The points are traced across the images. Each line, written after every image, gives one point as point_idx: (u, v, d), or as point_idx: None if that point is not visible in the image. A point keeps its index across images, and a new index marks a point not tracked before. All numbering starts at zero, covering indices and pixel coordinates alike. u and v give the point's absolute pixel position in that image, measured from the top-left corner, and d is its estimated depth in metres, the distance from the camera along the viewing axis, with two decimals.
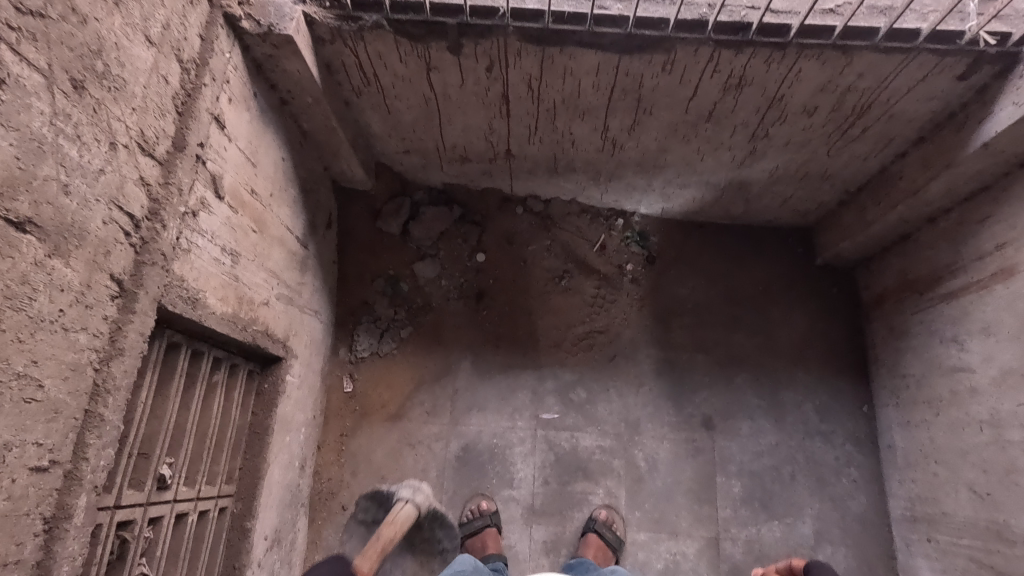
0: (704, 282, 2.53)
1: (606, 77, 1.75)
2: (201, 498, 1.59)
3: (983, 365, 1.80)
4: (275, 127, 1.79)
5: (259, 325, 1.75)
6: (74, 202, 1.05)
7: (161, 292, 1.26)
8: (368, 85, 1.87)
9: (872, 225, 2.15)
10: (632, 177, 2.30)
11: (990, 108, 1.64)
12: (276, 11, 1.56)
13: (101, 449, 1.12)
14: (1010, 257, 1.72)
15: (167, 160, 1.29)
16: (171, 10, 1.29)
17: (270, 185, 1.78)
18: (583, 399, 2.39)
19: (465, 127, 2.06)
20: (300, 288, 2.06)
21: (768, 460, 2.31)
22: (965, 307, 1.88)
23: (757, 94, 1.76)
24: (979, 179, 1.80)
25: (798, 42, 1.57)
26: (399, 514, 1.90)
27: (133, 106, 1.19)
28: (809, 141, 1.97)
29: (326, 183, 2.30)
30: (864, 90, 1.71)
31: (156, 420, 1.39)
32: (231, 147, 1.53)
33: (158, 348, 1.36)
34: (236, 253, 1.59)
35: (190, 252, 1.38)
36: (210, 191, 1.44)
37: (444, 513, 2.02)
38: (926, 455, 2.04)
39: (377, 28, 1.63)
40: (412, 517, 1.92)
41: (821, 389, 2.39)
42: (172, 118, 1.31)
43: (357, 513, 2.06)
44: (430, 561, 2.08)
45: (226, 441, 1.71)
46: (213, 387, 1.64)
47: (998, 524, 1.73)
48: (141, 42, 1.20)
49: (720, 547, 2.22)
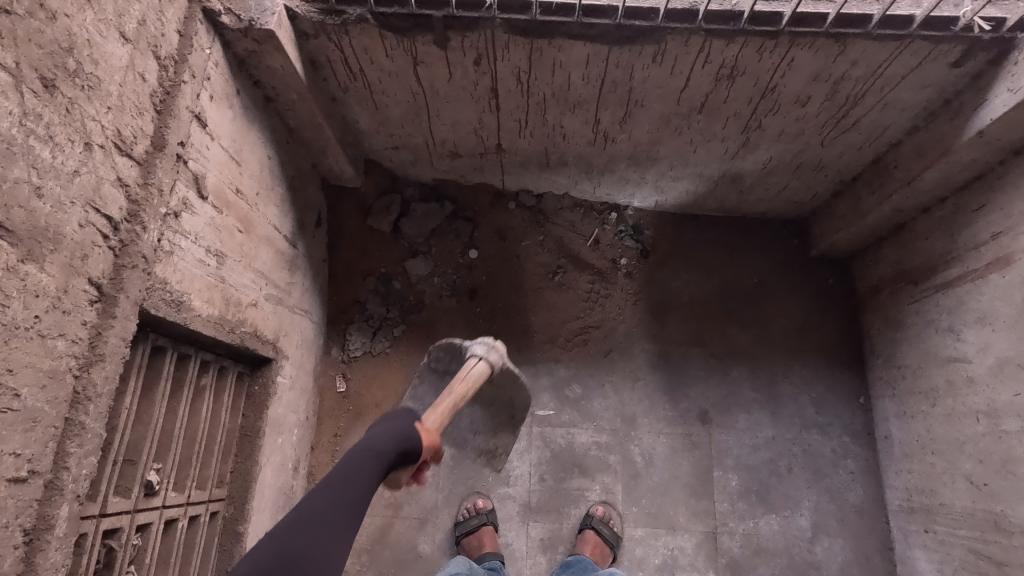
0: (698, 276, 2.51)
1: (596, 69, 1.72)
2: (191, 503, 1.56)
3: (980, 355, 1.79)
4: (260, 125, 1.76)
5: (248, 327, 1.72)
6: (48, 205, 1.02)
7: (143, 296, 1.24)
8: (355, 81, 1.83)
9: (867, 215, 2.14)
10: (625, 170, 2.28)
11: (985, 95, 1.62)
12: (256, 5, 1.53)
13: (83, 458, 1.10)
14: (1006, 246, 1.70)
15: (146, 160, 1.26)
16: (147, 5, 1.26)
17: (256, 183, 1.74)
18: (579, 395, 2.37)
19: (454, 121, 2.03)
20: (290, 288, 2.03)
21: (765, 453, 2.30)
22: (961, 297, 1.87)
23: (749, 84, 1.74)
24: (973, 168, 1.78)
25: (791, 30, 1.53)
26: (471, 373, 1.49)
27: (109, 105, 1.15)
28: (803, 131, 1.94)
29: (314, 181, 2.27)
30: (858, 78, 1.69)
31: (142, 426, 1.37)
32: (214, 146, 1.49)
33: (142, 353, 1.33)
34: (221, 254, 1.56)
35: (172, 254, 1.34)
36: (192, 191, 1.41)
37: (518, 375, 1.62)
38: (923, 446, 2.03)
39: (361, 22, 1.59)
40: (484, 378, 1.51)
41: (817, 381, 2.38)
42: (151, 117, 1.28)
43: (428, 361, 1.68)
44: (502, 426, 1.72)
45: (216, 445, 1.68)
46: (201, 390, 1.61)
47: (995, 515, 1.72)
48: (116, 39, 1.17)
49: (717, 541, 2.21)
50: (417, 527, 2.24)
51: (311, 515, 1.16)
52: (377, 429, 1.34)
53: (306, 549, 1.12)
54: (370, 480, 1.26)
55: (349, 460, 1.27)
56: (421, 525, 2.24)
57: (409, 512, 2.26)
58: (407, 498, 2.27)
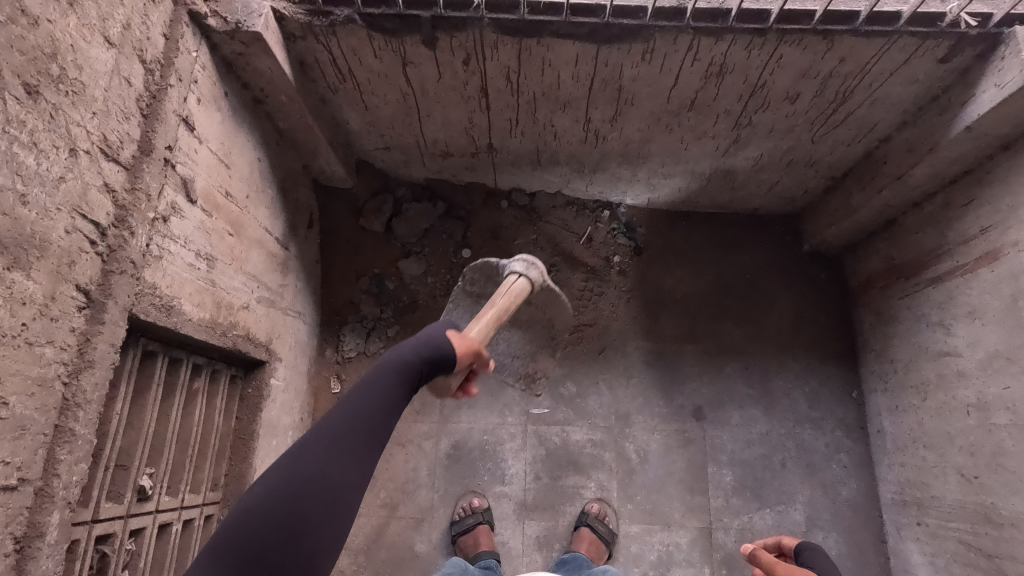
0: (691, 273, 2.51)
1: (586, 68, 1.72)
2: (185, 507, 1.56)
3: (970, 348, 1.80)
4: (249, 127, 1.75)
5: (240, 330, 1.71)
6: (33, 212, 1.01)
7: (132, 302, 1.23)
8: (344, 81, 1.83)
9: (858, 210, 2.14)
10: (617, 167, 2.28)
11: (973, 90, 1.62)
12: (243, 7, 1.52)
13: (73, 464, 1.09)
14: (995, 240, 1.71)
15: (133, 165, 1.26)
16: (131, 9, 1.25)
17: (246, 186, 1.74)
18: (573, 393, 2.38)
19: (445, 121, 2.02)
20: (282, 290, 2.03)
21: (759, 448, 2.32)
22: (951, 291, 1.87)
23: (738, 81, 1.74)
24: (962, 163, 1.78)
25: (779, 27, 1.54)
26: (512, 288, 1.53)
27: (94, 110, 1.15)
28: (794, 127, 1.95)
29: (305, 182, 2.26)
30: (846, 75, 1.69)
31: (134, 431, 1.36)
32: (202, 149, 1.49)
33: (133, 358, 1.33)
34: (212, 257, 1.55)
35: (162, 258, 1.34)
36: (180, 195, 1.40)
37: (555, 294, 1.73)
38: (916, 439, 2.05)
39: (349, 23, 1.59)
40: (524, 295, 1.56)
41: (810, 376, 2.39)
42: (138, 121, 1.27)
43: (463, 284, 1.74)
44: (540, 347, 1.95)
45: (209, 448, 1.68)
46: (194, 394, 1.61)
47: (986, 507, 1.73)
48: (101, 44, 1.16)
49: (712, 537, 2.22)
50: (413, 527, 2.24)
51: (336, 429, 1.07)
52: (408, 340, 1.23)
53: (331, 467, 1.03)
54: (398, 393, 1.15)
55: (375, 372, 1.16)
56: (417, 524, 2.25)
57: (405, 512, 2.26)
58: (403, 498, 2.28)
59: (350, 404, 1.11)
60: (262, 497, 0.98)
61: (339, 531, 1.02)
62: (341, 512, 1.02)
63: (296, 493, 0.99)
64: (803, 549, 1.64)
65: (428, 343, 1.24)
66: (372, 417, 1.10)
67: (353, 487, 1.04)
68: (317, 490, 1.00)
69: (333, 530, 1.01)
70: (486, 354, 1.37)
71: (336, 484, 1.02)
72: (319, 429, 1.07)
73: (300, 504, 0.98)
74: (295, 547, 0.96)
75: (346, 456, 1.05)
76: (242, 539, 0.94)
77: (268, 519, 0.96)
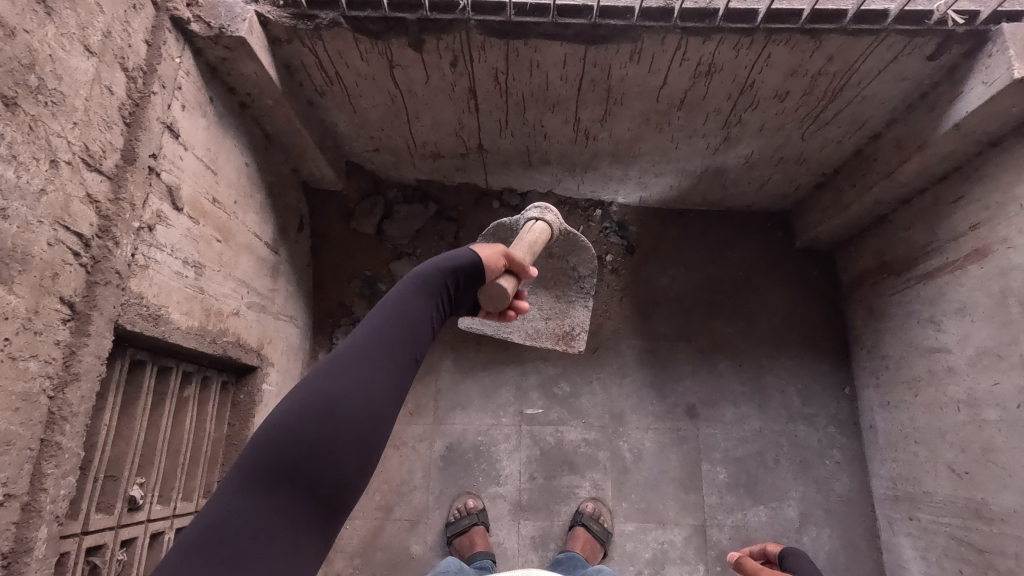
0: (684, 270, 2.51)
1: (574, 69, 1.71)
2: (177, 515, 1.56)
3: (959, 345, 1.81)
4: (235, 132, 1.73)
5: (230, 336, 1.71)
6: (14, 226, 1.00)
7: (118, 313, 1.22)
8: (331, 84, 1.81)
9: (849, 207, 2.14)
10: (608, 167, 2.27)
11: (961, 87, 1.62)
12: (226, 12, 1.51)
13: (60, 478, 1.09)
14: (984, 237, 1.72)
15: (116, 174, 1.24)
16: (112, 16, 1.24)
17: (233, 191, 1.73)
18: (567, 393, 2.38)
19: (434, 123, 2.01)
20: (273, 294, 2.02)
21: (753, 445, 2.32)
22: (941, 287, 1.88)
23: (727, 80, 1.73)
24: (951, 159, 1.79)
25: (767, 27, 1.53)
26: (534, 229, 1.67)
27: (75, 121, 1.14)
28: (783, 125, 1.94)
29: (295, 185, 2.25)
30: (834, 73, 1.69)
31: (123, 441, 1.36)
32: (188, 156, 1.48)
33: (120, 369, 1.32)
34: (199, 265, 1.54)
35: (148, 268, 1.33)
36: (166, 203, 1.39)
37: (575, 236, 1.92)
38: (907, 435, 2.06)
39: (334, 26, 1.57)
40: (547, 237, 1.68)
41: (803, 373, 2.39)
42: (120, 130, 1.26)
43: None
44: (570, 298, 2.03)
45: (201, 455, 1.68)
46: (184, 402, 1.60)
47: (976, 502, 1.75)
48: (80, 52, 1.15)
49: (706, 534, 2.23)
50: (409, 529, 2.25)
51: (357, 350, 1.06)
52: (423, 266, 1.25)
53: (354, 384, 1.01)
54: (416, 316, 1.15)
55: (392, 298, 1.17)
56: (413, 526, 2.25)
57: (400, 514, 2.26)
58: (398, 500, 2.28)
59: (369, 327, 1.10)
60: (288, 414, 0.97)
61: (368, 448, 1.00)
62: (368, 428, 1.00)
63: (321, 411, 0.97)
64: (786, 554, 1.67)
65: (443, 268, 1.25)
66: (391, 337, 1.09)
67: (378, 404, 1.02)
68: (341, 407, 0.98)
69: (361, 445, 0.99)
70: (521, 259, 1.42)
71: (360, 401, 1.00)
72: (341, 352, 1.06)
73: (324, 420, 0.97)
74: (324, 461, 0.94)
75: (370, 373, 1.04)
76: (270, 456, 0.93)
77: (295, 435, 0.95)
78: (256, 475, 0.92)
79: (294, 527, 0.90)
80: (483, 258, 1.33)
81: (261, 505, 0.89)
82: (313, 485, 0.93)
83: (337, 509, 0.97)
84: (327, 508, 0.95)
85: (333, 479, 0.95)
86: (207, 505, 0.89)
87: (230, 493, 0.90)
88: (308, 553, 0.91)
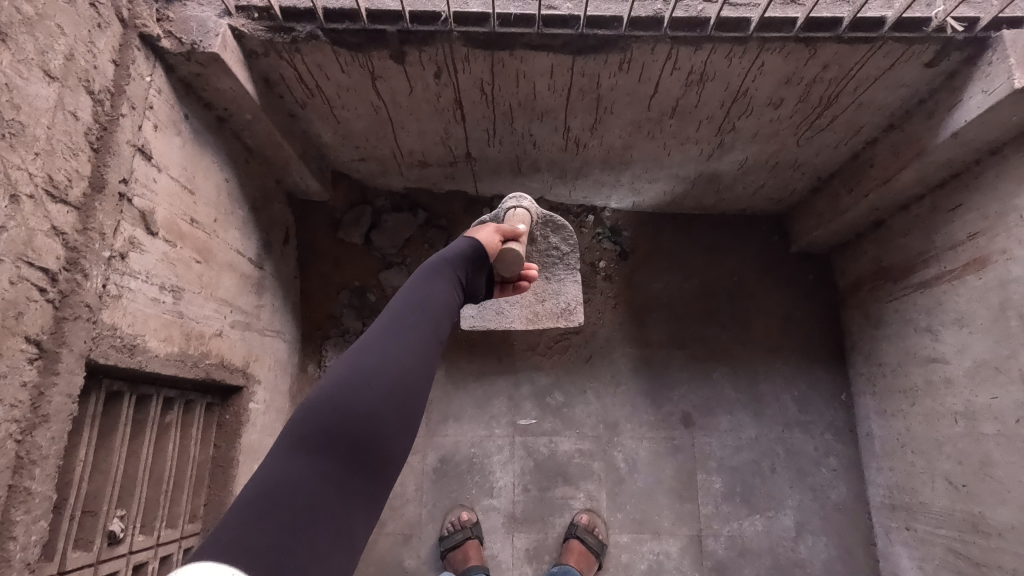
0: (678, 276, 2.47)
1: (562, 79, 1.66)
2: (161, 544, 1.52)
3: (957, 356, 1.78)
4: (213, 148, 1.68)
5: (213, 358, 1.66)
6: None
7: (90, 348, 1.18)
8: (312, 96, 1.76)
9: (845, 213, 2.10)
10: (600, 173, 2.22)
11: (960, 95, 1.57)
12: (198, 26, 1.45)
13: (31, 524, 1.05)
14: (983, 247, 1.68)
15: (84, 204, 1.20)
16: (75, 38, 1.19)
17: (213, 209, 1.68)
18: (561, 403, 2.35)
19: (420, 132, 1.96)
20: (258, 311, 1.97)
21: (748, 453, 2.30)
22: (939, 296, 1.84)
23: (720, 88, 1.68)
24: (950, 167, 1.74)
25: (759, 35, 1.48)
26: (515, 216, 1.71)
27: (36, 151, 1.09)
28: (778, 132, 1.89)
29: (279, 197, 2.20)
30: (830, 81, 1.64)
31: (101, 475, 1.32)
32: (161, 177, 1.43)
33: (95, 403, 1.28)
34: (178, 288, 1.50)
35: (122, 297, 1.28)
36: (139, 229, 1.34)
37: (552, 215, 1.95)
38: (903, 444, 2.03)
39: (312, 39, 1.52)
40: (529, 220, 1.72)
41: (799, 379, 2.36)
42: (87, 157, 1.21)
43: None
44: (560, 279, 2.09)
45: (186, 479, 1.64)
46: (166, 428, 1.56)
47: (974, 515, 1.72)
48: (40, 78, 1.10)
49: (702, 544, 2.21)
50: (402, 543, 2.22)
51: (389, 325, 1.09)
52: (439, 253, 1.32)
53: (384, 355, 1.04)
54: (440, 294, 1.20)
55: (410, 284, 1.22)
56: (406, 540, 2.22)
57: (393, 528, 2.24)
58: (390, 514, 2.25)
59: (397, 306, 1.14)
60: (325, 387, 0.99)
61: (409, 410, 1.02)
62: (402, 396, 1.01)
63: (353, 380, 0.98)
64: None
65: (456, 256, 1.33)
66: (418, 312, 1.13)
67: (407, 374, 1.04)
68: (374, 375, 1.00)
69: (401, 413, 1.01)
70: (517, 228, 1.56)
71: (397, 368, 1.03)
72: (372, 330, 1.09)
73: (365, 387, 0.98)
74: (362, 425, 0.95)
75: (398, 345, 1.06)
76: (315, 423, 0.94)
77: (337, 402, 0.96)
78: (300, 444, 0.92)
79: (344, 486, 0.90)
80: (485, 236, 1.45)
81: (306, 469, 0.89)
82: (356, 447, 0.93)
83: (380, 477, 0.96)
84: (373, 476, 0.95)
85: (373, 442, 0.95)
86: (252, 476, 0.89)
87: (275, 462, 0.90)
88: (354, 518, 0.90)
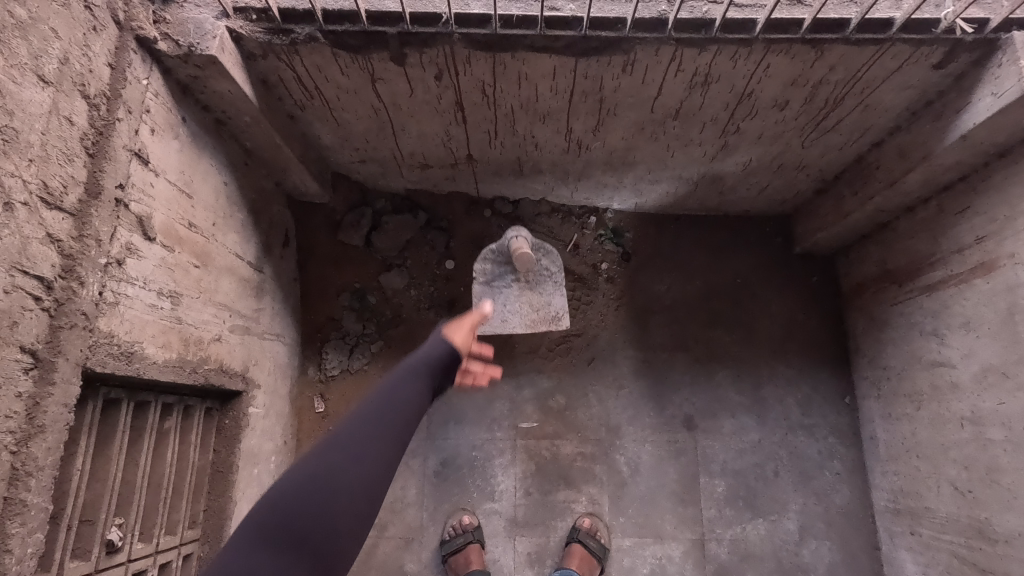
0: (681, 278, 2.46)
1: (564, 81, 1.64)
2: (161, 551, 1.51)
3: (964, 360, 1.76)
4: (211, 151, 1.66)
5: (212, 363, 1.65)
6: None
7: (86, 356, 1.17)
8: (311, 98, 1.74)
9: (850, 216, 2.08)
10: (602, 175, 2.20)
11: (969, 97, 1.55)
12: (196, 28, 1.43)
13: (27, 536, 1.04)
14: (990, 250, 1.66)
15: (80, 211, 1.18)
16: (69, 41, 1.17)
17: (211, 213, 1.66)
18: (563, 406, 2.33)
19: (420, 134, 1.94)
20: (258, 314, 1.96)
21: (752, 457, 2.28)
22: (945, 300, 1.82)
23: (724, 90, 1.66)
24: (957, 170, 1.72)
25: (765, 37, 1.46)
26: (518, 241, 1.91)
27: (30, 157, 1.07)
28: (783, 134, 1.87)
29: (279, 199, 2.18)
30: (836, 82, 1.62)
31: (99, 484, 1.31)
32: (159, 182, 1.41)
33: (92, 411, 1.27)
34: (176, 294, 1.48)
35: (119, 304, 1.27)
36: (137, 235, 1.33)
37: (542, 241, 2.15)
38: (908, 448, 2.01)
39: (311, 41, 1.49)
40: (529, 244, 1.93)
41: (803, 382, 2.35)
42: (83, 162, 1.19)
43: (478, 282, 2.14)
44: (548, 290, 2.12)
45: (185, 486, 1.62)
46: (165, 435, 1.55)
47: (980, 522, 1.71)
48: (34, 83, 1.08)
49: (705, 548, 2.20)
50: (403, 547, 2.21)
51: (369, 418, 1.08)
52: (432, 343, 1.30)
53: (359, 449, 1.03)
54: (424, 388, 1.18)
55: (399, 370, 1.21)
56: (407, 545, 2.21)
57: (394, 532, 2.22)
58: (391, 517, 2.24)
59: (383, 396, 1.12)
60: (297, 480, 0.99)
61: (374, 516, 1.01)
62: (364, 506, 0.99)
63: (319, 479, 0.98)
64: None
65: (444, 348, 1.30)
66: (401, 408, 1.11)
67: (373, 480, 1.01)
68: (344, 472, 0.99)
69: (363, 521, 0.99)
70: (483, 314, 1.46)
71: (368, 471, 1.01)
72: (353, 418, 1.08)
73: (333, 489, 0.97)
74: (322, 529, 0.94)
75: (374, 439, 1.05)
76: (278, 520, 0.94)
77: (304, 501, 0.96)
78: (262, 539, 0.93)
79: None
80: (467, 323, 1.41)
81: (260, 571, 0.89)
82: (313, 553, 0.93)
83: None
84: None
85: (331, 548, 0.94)
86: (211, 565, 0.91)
87: (236, 553, 0.91)
88: None
